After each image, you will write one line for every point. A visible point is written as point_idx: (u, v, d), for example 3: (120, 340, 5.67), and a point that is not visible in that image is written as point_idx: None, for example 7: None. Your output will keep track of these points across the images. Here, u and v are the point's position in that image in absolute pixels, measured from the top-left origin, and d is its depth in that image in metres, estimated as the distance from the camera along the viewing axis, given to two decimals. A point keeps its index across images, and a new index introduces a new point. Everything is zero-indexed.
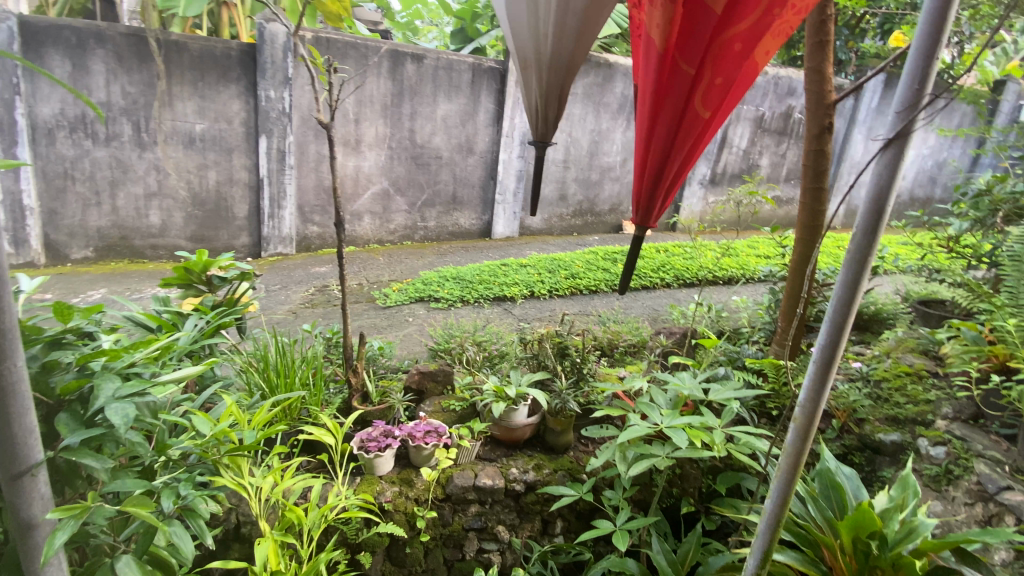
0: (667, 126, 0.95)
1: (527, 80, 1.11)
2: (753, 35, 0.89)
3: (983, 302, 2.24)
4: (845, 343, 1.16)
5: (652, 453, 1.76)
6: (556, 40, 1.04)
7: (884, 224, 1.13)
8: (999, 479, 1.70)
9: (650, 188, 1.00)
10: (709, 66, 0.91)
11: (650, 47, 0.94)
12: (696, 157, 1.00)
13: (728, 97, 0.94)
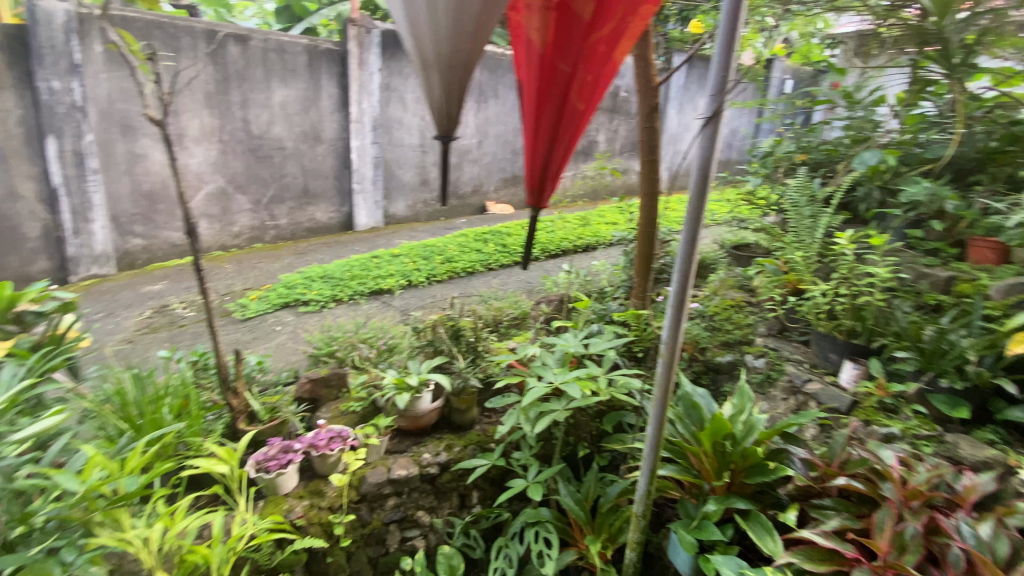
0: (551, 118, 1.06)
1: (429, 81, 1.13)
2: (613, 39, 1.03)
3: (777, 242, 2.84)
4: (692, 287, 1.43)
5: (551, 409, 1.95)
6: (453, 43, 1.07)
7: (709, 186, 1.40)
8: (802, 375, 2.21)
9: (540, 171, 1.10)
10: (581, 64, 1.03)
11: (531, 48, 1.04)
12: (577, 145, 1.13)
13: (599, 93, 1.08)
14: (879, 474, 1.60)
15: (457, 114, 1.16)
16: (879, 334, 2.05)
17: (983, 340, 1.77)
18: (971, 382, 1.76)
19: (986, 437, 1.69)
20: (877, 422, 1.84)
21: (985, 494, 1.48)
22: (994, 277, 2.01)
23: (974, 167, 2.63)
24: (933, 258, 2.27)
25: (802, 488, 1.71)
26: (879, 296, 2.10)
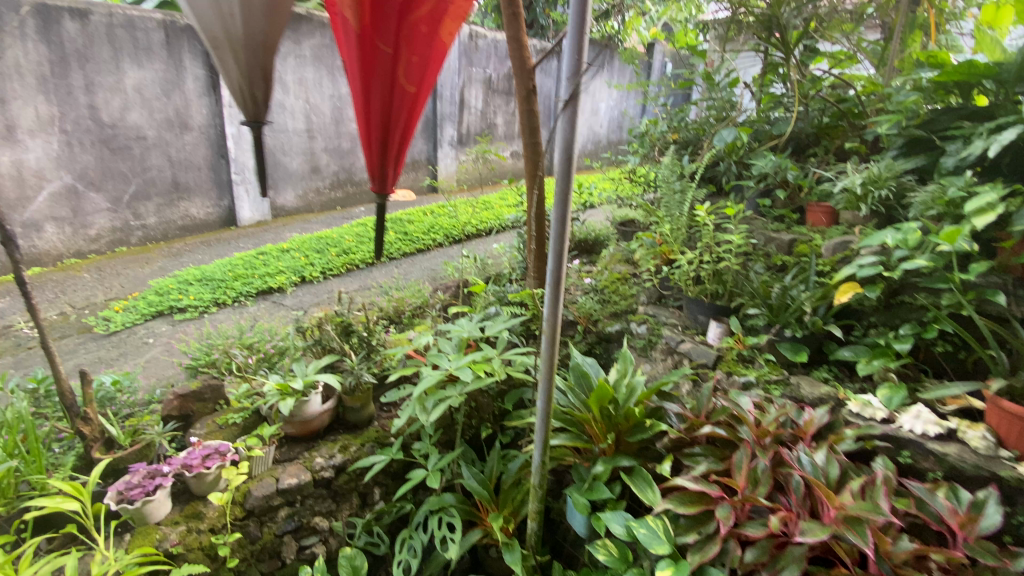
0: (381, 102, 1.03)
1: (223, 61, 1.01)
2: (433, 17, 1.00)
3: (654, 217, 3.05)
4: (566, 263, 1.55)
5: (446, 396, 1.92)
6: (245, 19, 0.97)
7: (575, 167, 1.51)
8: (677, 337, 2.41)
9: (380, 157, 1.08)
10: (404, 44, 1.00)
11: (347, 28, 0.98)
12: (415, 127, 1.12)
13: (429, 72, 1.06)
14: (737, 418, 1.80)
15: (266, 94, 1.07)
16: (737, 295, 2.29)
17: (816, 293, 2.03)
18: (809, 329, 2.01)
19: (822, 375, 1.95)
20: (736, 372, 2.07)
21: (819, 426, 1.72)
22: (825, 237, 2.29)
23: (811, 140, 2.96)
24: (780, 223, 2.55)
25: (676, 440, 1.87)
26: (735, 260, 2.33)
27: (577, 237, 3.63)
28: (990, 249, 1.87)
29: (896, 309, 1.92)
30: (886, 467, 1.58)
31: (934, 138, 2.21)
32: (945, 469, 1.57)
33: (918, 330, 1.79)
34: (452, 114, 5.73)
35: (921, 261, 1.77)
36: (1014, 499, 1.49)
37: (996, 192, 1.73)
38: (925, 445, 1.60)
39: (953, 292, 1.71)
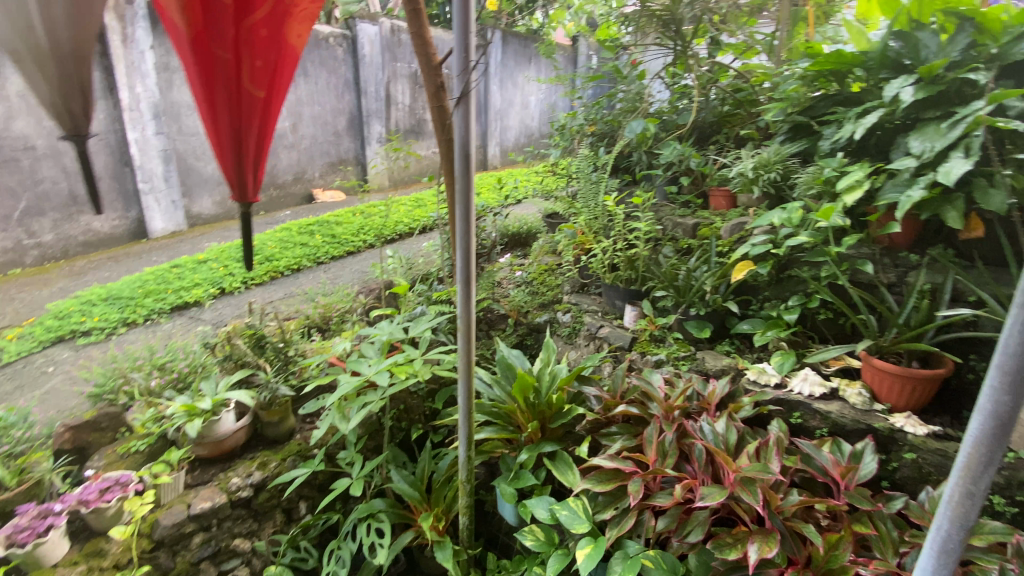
0: (227, 111, 0.90)
1: (27, 74, 0.80)
2: (275, 17, 0.90)
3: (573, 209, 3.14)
4: (473, 260, 1.60)
5: (367, 401, 1.91)
6: (48, 27, 0.77)
7: (472, 166, 1.54)
8: (597, 323, 2.50)
9: (236, 173, 0.95)
10: (243, 43, 0.88)
11: (176, 32, 0.86)
12: (273, 137, 0.99)
13: (279, 75, 0.94)
14: (648, 396, 1.90)
15: (88, 108, 0.86)
16: (648, 279, 2.42)
17: (716, 273, 2.17)
18: (710, 306, 2.16)
19: (724, 348, 2.09)
20: (649, 351, 2.20)
21: (721, 396, 1.84)
22: (724, 220, 2.47)
23: (713, 128, 3.14)
24: (685, 209, 2.71)
25: (594, 421, 1.96)
26: (644, 245, 2.45)
27: (511, 230, 3.72)
28: (860, 223, 2.05)
29: (785, 283, 2.09)
30: (781, 429, 1.70)
31: (813, 123, 2.39)
32: (829, 425, 1.72)
33: (803, 300, 1.94)
34: (378, 110, 5.51)
35: (802, 237, 1.93)
36: (887, 447, 1.65)
37: (862, 170, 1.89)
38: (812, 405, 1.75)
39: (829, 265, 1.88)
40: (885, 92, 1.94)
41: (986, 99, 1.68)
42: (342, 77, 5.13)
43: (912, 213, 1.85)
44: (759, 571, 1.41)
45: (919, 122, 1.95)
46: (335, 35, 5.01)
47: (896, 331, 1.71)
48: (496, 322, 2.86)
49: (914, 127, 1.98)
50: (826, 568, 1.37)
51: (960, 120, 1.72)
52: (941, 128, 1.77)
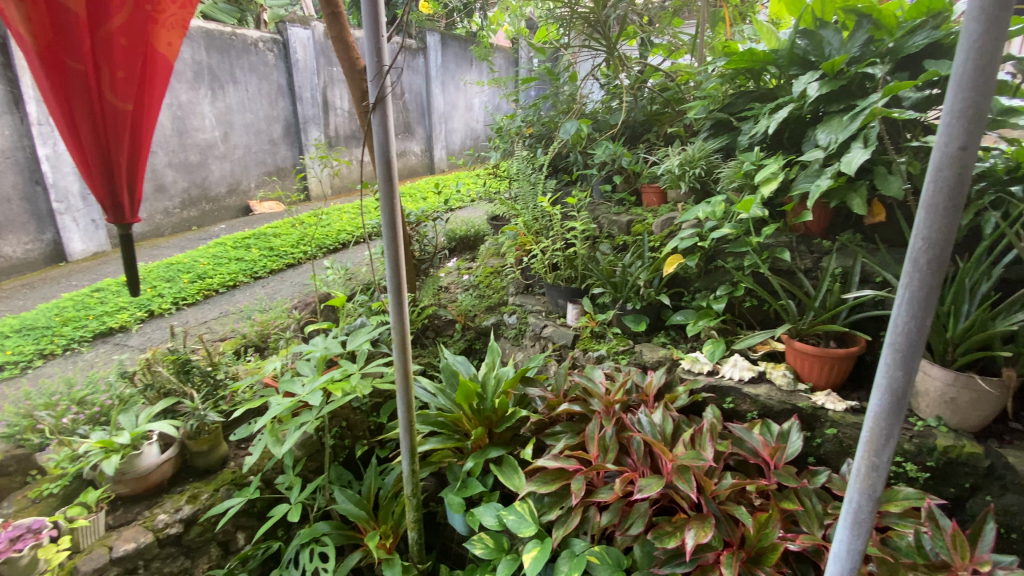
0: (88, 120, 1.03)
1: None
2: (130, 32, 1.04)
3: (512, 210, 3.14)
4: (403, 269, 1.52)
5: (303, 422, 1.84)
6: None
7: (394, 171, 1.48)
8: (540, 323, 2.51)
9: (106, 176, 1.08)
10: (102, 61, 1.02)
11: (27, 47, 0.97)
12: (144, 144, 1.13)
13: (144, 89, 1.08)
14: (589, 393, 1.92)
15: None
16: (587, 277, 2.45)
17: (649, 268, 2.23)
18: (645, 300, 2.22)
19: (660, 340, 2.16)
20: (591, 348, 2.23)
21: (658, 387, 1.89)
22: (656, 216, 2.55)
23: (644, 127, 3.22)
24: (621, 207, 2.79)
25: (538, 422, 1.97)
26: (581, 244, 2.48)
27: (459, 233, 3.69)
28: (778, 213, 2.16)
29: (713, 273, 2.18)
30: (714, 416, 1.75)
31: (732, 120, 2.49)
32: (759, 407, 1.79)
33: (729, 289, 2.02)
34: (315, 116, 5.28)
35: (726, 229, 2.01)
36: (811, 424, 1.72)
37: (776, 163, 1.98)
38: (742, 389, 1.82)
39: (751, 255, 1.96)
40: (794, 88, 2.04)
41: (879, 92, 1.79)
42: (275, 83, 4.88)
43: (822, 202, 1.96)
44: (697, 556, 1.45)
45: (826, 115, 2.06)
46: (264, 40, 4.77)
47: (813, 314, 1.80)
48: (445, 328, 2.88)
49: (821, 120, 2.10)
50: (758, 547, 1.43)
51: (858, 112, 1.83)
52: (843, 120, 1.87)
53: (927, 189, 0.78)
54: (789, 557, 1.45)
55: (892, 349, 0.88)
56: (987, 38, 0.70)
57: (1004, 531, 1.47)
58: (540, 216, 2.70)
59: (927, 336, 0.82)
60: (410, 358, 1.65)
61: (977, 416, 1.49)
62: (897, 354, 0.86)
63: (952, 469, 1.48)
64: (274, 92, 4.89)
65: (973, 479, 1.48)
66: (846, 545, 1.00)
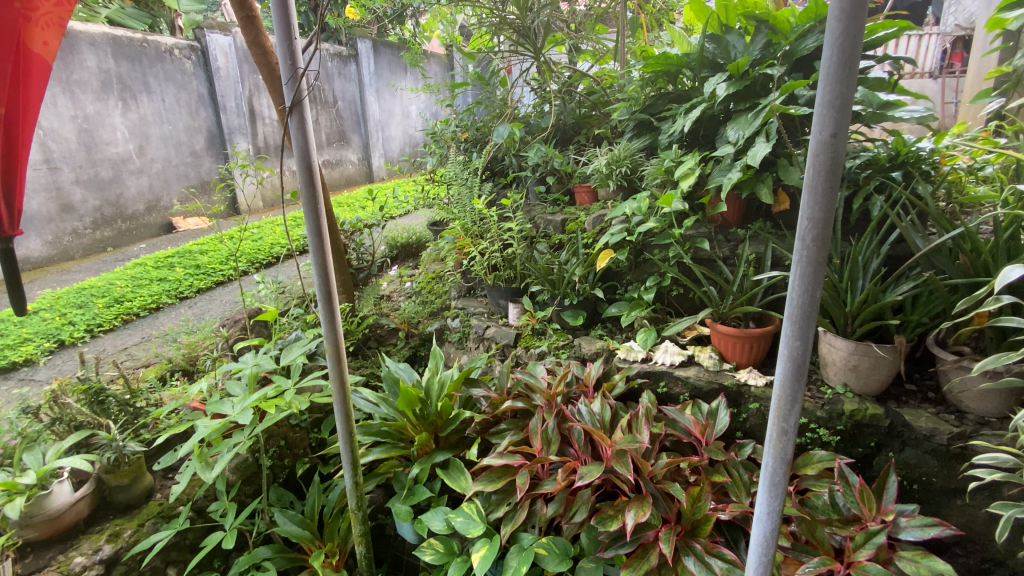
0: None
1: None
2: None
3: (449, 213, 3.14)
4: (332, 274, 1.46)
5: (236, 442, 1.76)
6: None
7: (316, 175, 1.42)
8: (483, 324, 2.51)
9: None
10: None
11: None
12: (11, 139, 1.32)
13: (14, 91, 1.28)
14: (531, 389, 1.94)
15: None
16: (525, 277, 2.49)
17: (584, 264, 2.29)
18: (581, 295, 2.28)
19: (597, 332, 2.22)
20: (532, 345, 2.27)
21: (596, 377, 1.95)
22: (588, 214, 2.62)
23: (574, 129, 3.30)
24: (555, 207, 2.85)
25: (483, 422, 1.97)
26: (518, 244, 2.52)
27: (399, 241, 3.60)
28: (698, 206, 2.29)
29: (642, 266, 2.28)
30: (650, 401, 1.83)
31: (653, 120, 2.60)
32: (690, 389, 1.89)
33: (658, 280, 2.12)
34: (241, 126, 4.99)
35: (651, 223, 2.11)
36: (737, 400, 1.84)
37: (692, 159, 2.09)
38: (673, 373, 1.92)
39: (675, 246, 2.07)
40: (705, 89, 2.16)
41: (777, 91, 1.95)
42: (194, 92, 4.61)
43: (734, 193, 2.10)
44: (638, 535, 1.50)
45: (735, 113, 2.21)
46: (180, 47, 4.49)
47: (732, 298, 1.91)
48: (388, 337, 2.82)
49: (730, 118, 2.24)
50: (693, 520, 1.49)
51: (760, 110, 1.98)
52: (749, 118, 2.01)
53: (809, 172, 0.84)
54: (721, 525, 1.54)
55: (792, 321, 0.94)
56: (849, 28, 0.75)
57: (906, 485, 1.58)
58: (476, 218, 2.70)
59: (818, 308, 0.89)
60: (346, 369, 1.59)
61: (876, 380, 1.60)
62: (795, 325, 0.93)
63: (858, 430, 1.61)
64: (194, 102, 4.62)
65: (876, 438, 1.59)
66: (765, 508, 1.06)
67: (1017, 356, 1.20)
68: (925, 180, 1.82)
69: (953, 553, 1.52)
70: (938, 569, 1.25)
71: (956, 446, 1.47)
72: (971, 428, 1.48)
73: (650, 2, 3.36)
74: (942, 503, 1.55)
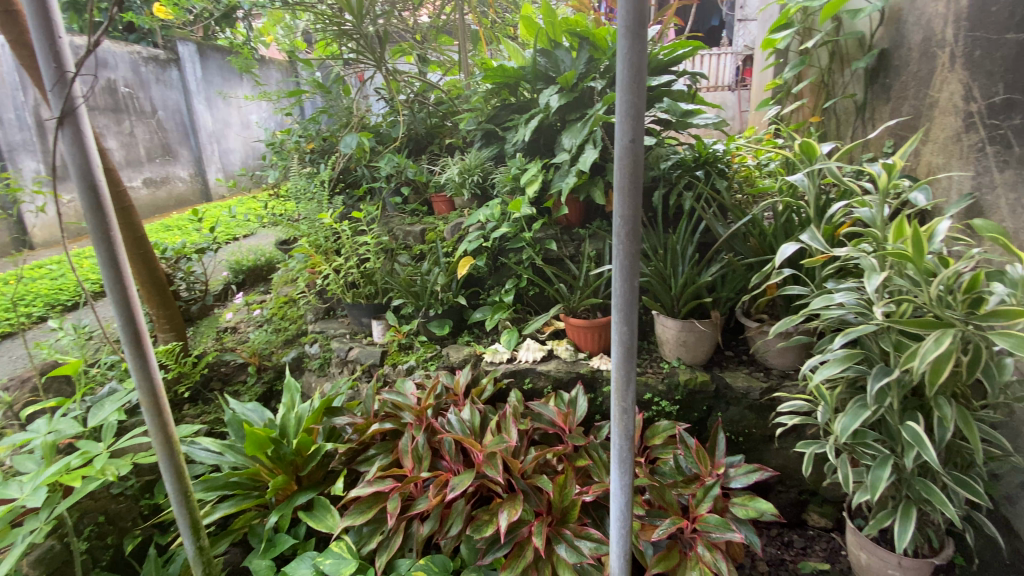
0: None
1: None
2: None
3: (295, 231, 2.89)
4: (139, 315, 1.22)
5: (29, 530, 1.43)
6: None
7: (106, 198, 1.17)
8: (344, 346, 2.35)
9: None
10: None
11: None
12: None
13: None
14: (398, 407, 1.87)
15: None
16: (385, 292, 2.40)
17: (445, 272, 2.27)
18: (445, 303, 2.26)
19: (464, 339, 2.22)
20: (400, 361, 2.19)
21: (465, 384, 1.94)
22: (445, 222, 2.61)
23: (426, 139, 3.27)
24: (413, 218, 2.79)
25: (349, 451, 1.83)
26: (376, 257, 2.41)
27: (245, 263, 3.22)
28: (545, 210, 2.42)
29: (501, 270, 2.34)
30: (517, 400, 1.86)
31: (499, 130, 2.68)
32: (552, 381, 1.97)
33: (515, 282, 2.19)
34: (25, 142, 3.94)
35: (503, 229, 2.16)
36: (593, 386, 1.96)
37: (535, 166, 2.19)
38: (536, 369, 1.99)
39: (528, 249, 2.16)
40: (540, 100, 2.28)
41: (600, 102, 2.13)
42: None
43: (573, 196, 2.26)
44: (513, 535, 1.52)
45: (568, 122, 2.37)
46: None
47: (580, 292, 2.05)
48: (234, 375, 2.56)
49: (564, 127, 2.40)
50: (562, 508, 1.54)
51: (587, 120, 2.14)
52: (579, 126, 2.17)
53: (616, 173, 0.93)
54: (588, 507, 1.63)
55: (620, 309, 1.02)
56: (632, 46, 0.85)
57: (734, 438, 1.81)
58: (326, 233, 2.52)
59: (637, 295, 0.98)
60: (170, 422, 1.35)
61: (702, 351, 1.82)
62: (621, 311, 1.02)
63: (693, 398, 1.81)
64: None
65: (707, 402, 1.81)
66: (619, 484, 1.15)
67: (798, 317, 1.37)
68: (721, 177, 2.09)
69: (776, 491, 1.79)
70: (761, 507, 1.45)
71: (766, 399, 1.74)
72: (775, 380, 1.76)
73: (487, 15, 3.44)
74: (763, 450, 1.80)
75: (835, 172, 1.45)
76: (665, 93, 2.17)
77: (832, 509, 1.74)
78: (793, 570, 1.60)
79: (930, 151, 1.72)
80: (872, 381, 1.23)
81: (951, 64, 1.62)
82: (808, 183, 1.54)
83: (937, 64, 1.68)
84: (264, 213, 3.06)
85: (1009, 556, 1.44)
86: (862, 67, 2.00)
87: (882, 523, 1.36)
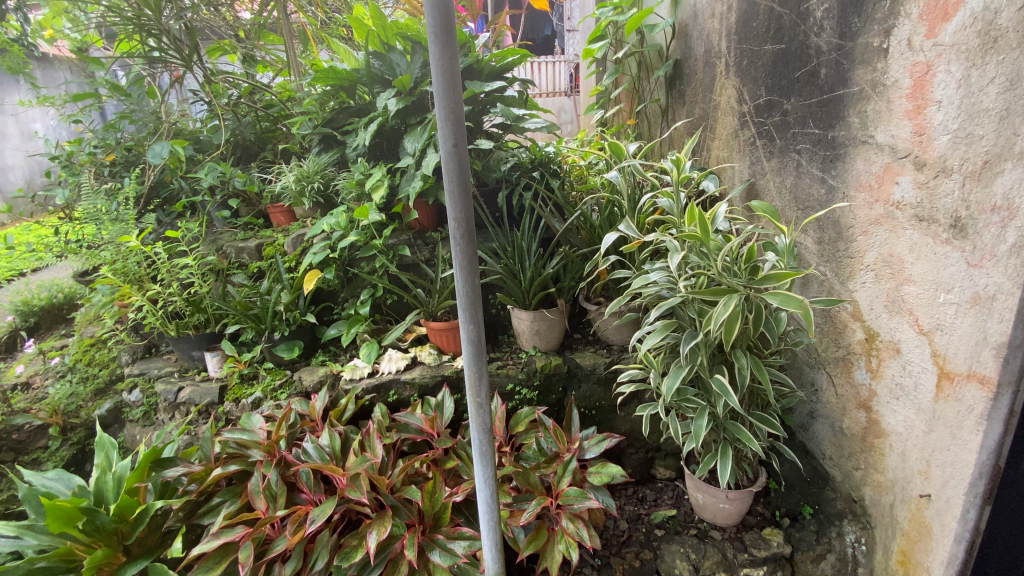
0: None
1: None
2: None
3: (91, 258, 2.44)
4: None
5: None
6: None
7: None
8: (173, 387, 2.07)
9: None
10: None
11: None
12: None
13: None
14: (245, 445, 1.70)
15: None
16: (219, 319, 2.16)
17: (289, 290, 2.08)
18: (293, 324, 2.09)
19: (318, 360, 2.09)
20: (243, 395, 1.99)
21: (322, 408, 1.84)
22: (286, 235, 2.42)
23: (257, 145, 2.99)
24: (247, 233, 2.54)
25: (187, 505, 1.61)
26: (202, 281, 2.16)
27: (35, 303, 2.68)
28: (394, 214, 2.37)
29: (353, 281, 2.25)
30: (381, 415, 1.81)
31: (337, 134, 2.54)
32: (417, 389, 1.95)
33: (370, 292, 2.12)
34: None
35: (352, 237, 2.05)
36: (458, 386, 1.98)
37: (379, 171, 2.12)
38: (400, 378, 1.94)
39: (380, 256, 2.10)
40: (378, 103, 2.21)
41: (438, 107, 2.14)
42: None
43: (422, 201, 2.25)
44: (385, 553, 1.48)
45: (410, 126, 2.34)
46: None
47: (437, 296, 2.05)
48: (32, 441, 2.18)
49: (406, 131, 2.36)
50: (433, 513, 1.54)
51: (427, 124, 2.14)
52: (420, 130, 2.16)
53: (444, 176, 0.94)
54: (460, 506, 1.65)
55: (466, 309, 1.04)
56: (444, 53, 0.85)
57: (588, 412, 1.97)
58: (137, 258, 2.18)
59: (478, 293, 1.01)
60: None
61: (554, 337, 1.95)
62: (467, 312, 1.04)
63: (550, 382, 1.93)
64: None
65: (562, 384, 1.95)
66: (482, 477, 1.17)
67: (625, 298, 1.53)
68: (555, 177, 2.25)
69: (628, 453, 1.99)
70: (611, 472, 1.61)
71: (611, 374, 1.92)
72: (616, 355, 1.96)
73: (315, 14, 3.24)
74: (613, 419, 1.99)
75: (640, 170, 1.69)
76: (498, 99, 2.26)
77: (673, 461, 1.99)
78: (647, 522, 1.81)
79: (718, 145, 2.03)
80: (684, 345, 1.43)
81: (727, 72, 1.93)
82: (621, 180, 1.76)
83: (716, 71, 2.00)
84: (54, 241, 2.55)
85: (808, 473, 1.74)
86: (663, 74, 2.31)
87: (709, 464, 1.59)
